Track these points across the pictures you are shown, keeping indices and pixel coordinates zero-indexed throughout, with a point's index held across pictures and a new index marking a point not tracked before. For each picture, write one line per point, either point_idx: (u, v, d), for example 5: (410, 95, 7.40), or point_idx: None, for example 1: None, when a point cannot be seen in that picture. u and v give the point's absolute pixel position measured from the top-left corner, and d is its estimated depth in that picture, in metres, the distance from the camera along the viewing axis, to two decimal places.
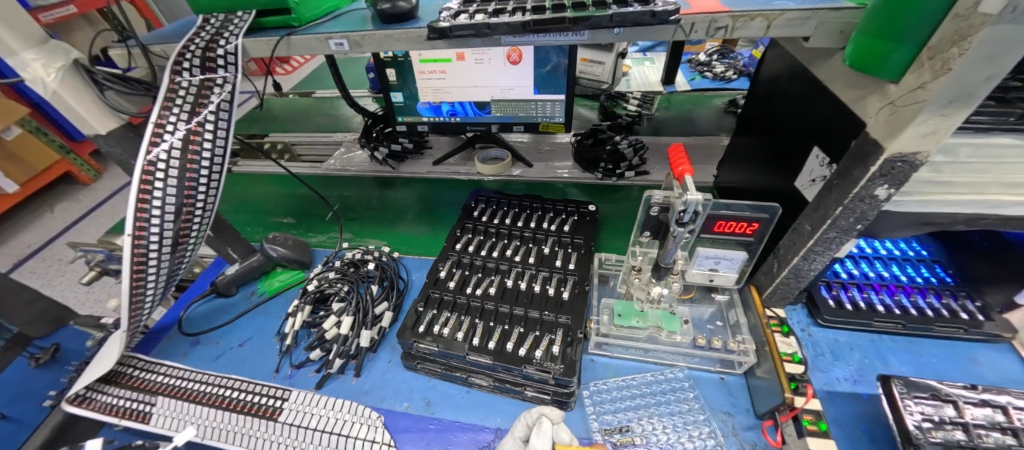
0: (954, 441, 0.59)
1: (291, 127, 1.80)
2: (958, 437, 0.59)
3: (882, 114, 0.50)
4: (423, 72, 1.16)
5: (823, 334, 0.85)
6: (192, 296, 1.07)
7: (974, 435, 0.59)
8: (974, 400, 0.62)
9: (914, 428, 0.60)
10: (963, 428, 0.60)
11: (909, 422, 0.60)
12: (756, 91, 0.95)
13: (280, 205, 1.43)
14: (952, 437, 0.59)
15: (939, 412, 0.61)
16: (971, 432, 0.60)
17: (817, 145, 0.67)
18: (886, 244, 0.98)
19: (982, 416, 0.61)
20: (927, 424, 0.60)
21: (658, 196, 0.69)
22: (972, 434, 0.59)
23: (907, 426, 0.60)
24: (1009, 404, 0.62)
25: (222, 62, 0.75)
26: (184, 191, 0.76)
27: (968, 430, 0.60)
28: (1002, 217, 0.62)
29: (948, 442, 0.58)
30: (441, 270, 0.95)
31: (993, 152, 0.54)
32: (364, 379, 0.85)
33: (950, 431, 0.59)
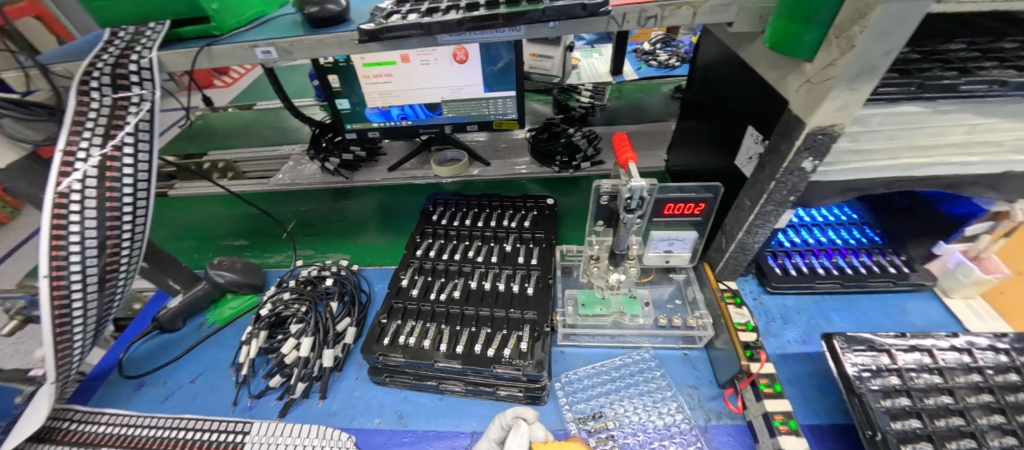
0: (891, 386, 0.64)
1: (232, 143, 1.69)
2: (894, 382, 0.64)
3: (801, 91, 0.54)
4: (368, 76, 1.12)
5: (773, 300, 0.90)
6: (132, 335, 0.98)
7: (907, 379, 0.65)
8: (904, 347, 0.68)
9: (856, 378, 0.65)
10: (897, 373, 0.66)
11: (851, 373, 0.65)
12: (695, 76, 0.99)
13: (227, 228, 1.34)
14: (888, 382, 0.64)
15: (876, 362, 0.67)
16: (904, 376, 0.65)
17: (751, 124, 0.71)
18: (822, 211, 1.05)
19: (912, 360, 0.67)
20: (866, 374, 0.65)
21: (606, 185, 0.71)
22: (905, 377, 0.65)
23: (850, 377, 0.65)
24: (933, 347, 0.69)
25: (136, 79, 0.69)
26: (106, 221, 0.69)
27: (902, 374, 0.65)
28: (914, 178, 0.68)
29: (885, 388, 0.64)
30: (403, 278, 0.92)
31: (899, 119, 0.59)
32: (331, 400, 0.81)
33: (887, 377, 0.65)
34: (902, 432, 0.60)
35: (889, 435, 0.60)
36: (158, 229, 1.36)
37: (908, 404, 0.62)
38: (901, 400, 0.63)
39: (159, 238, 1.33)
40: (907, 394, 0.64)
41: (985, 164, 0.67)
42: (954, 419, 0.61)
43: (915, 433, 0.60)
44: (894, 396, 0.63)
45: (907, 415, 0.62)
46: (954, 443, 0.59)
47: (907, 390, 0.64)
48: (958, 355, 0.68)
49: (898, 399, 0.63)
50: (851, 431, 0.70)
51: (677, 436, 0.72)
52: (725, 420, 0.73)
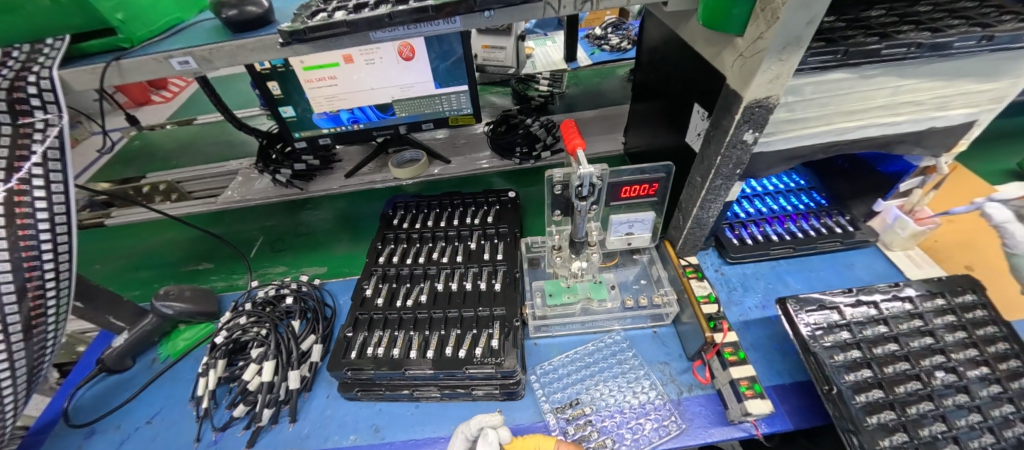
0: (842, 340, 0.67)
1: (174, 162, 1.58)
2: (844, 336, 0.68)
3: (736, 66, 0.55)
4: (310, 80, 1.06)
5: (733, 270, 0.93)
6: (75, 382, 0.90)
7: (856, 332, 0.68)
8: (852, 302, 0.72)
9: (809, 336, 0.68)
10: (847, 327, 0.69)
11: (806, 333, 0.68)
12: (642, 58, 1.00)
13: (177, 253, 1.25)
14: (839, 337, 0.68)
15: (828, 319, 0.70)
16: (854, 329, 0.69)
17: (696, 102, 0.72)
18: (773, 180, 1.10)
19: (859, 313, 0.71)
20: (820, 332, 0.68)
21: (557, 175, 0.71)
22: (855, 330, 0.69)
23: (804, 337, 0.68)
24: (879, 299, 0.73)
25: (39, 103, 0.62)
26: (23, 263, 0.62)
27: (851, 328, 0.69)
28: (848, 142, 0.71)
29: (837, 343, 0.67)
30: (366, 288, 0.89)
31: (830, 87, 0.61)
32: (302, 422, 0.78)
33: (838, 333, 0.68)
34: (854, 382, 0.63)
35: (843, 386, 0.63)
36: (97, 261, 1.26)
37: (858, 356, 0.66)
38: (853, 353, 0.66)
39: (101, 272, 1.23)
40: (857, 346, 0.67)
41: (910, 123, 0.71)
42: (900, 364, 0.66)
43: (866, 382, 0.64)
44: (846, 350, 0.67)
45: (859, 367, 0.65)
46: (901, 386, 0.63)
47: (857, 342, 0.68)
48: (900, 303, 0.73)
49: (849, 352, 0.66)
50: (812, 386, 0.74)
51: (652, 412, 0.73)
52: (697, 391, 0.75)
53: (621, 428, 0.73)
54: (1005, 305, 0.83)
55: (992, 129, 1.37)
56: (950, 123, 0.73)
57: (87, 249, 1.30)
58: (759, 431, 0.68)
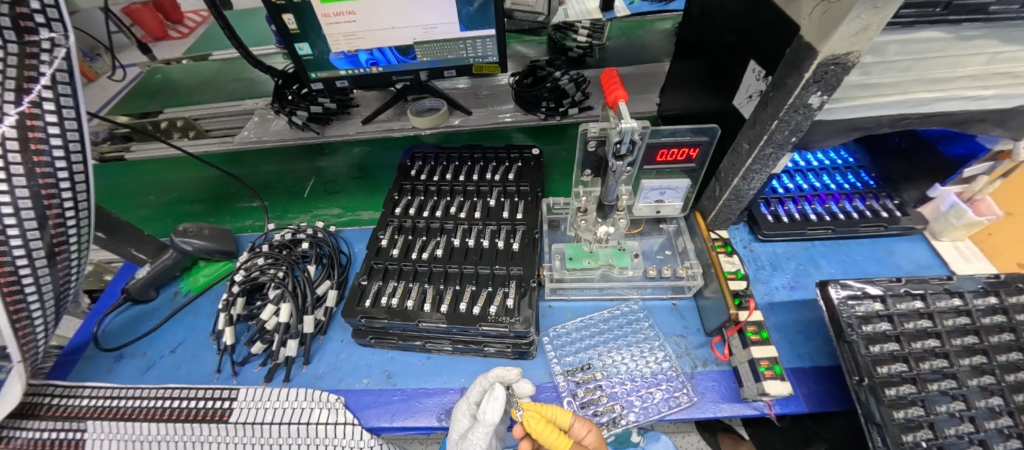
0: (880, 332, 0.64)
1: (192, 98, 1.55)
2: (884, 328, 0.64)
3: (816, 13, 0.48)
4: (328, 15, 0.99)
5: (763, 247, 0.89)
6: (104, 308, 0.94)
7: (897, 324, 0.64)
8: (897, 293, 0.67)
9: (846, 325, 0.64)
10: (888, 318, 0.65)
11: (843, 320, 0.64)
12: (693, 7, 0.89)
13: (213, 192, 1.25)
14: (879, 327, 0.64)
15: (868, 309, 0.65)
16: (895, 321, 0.65)
17: (753, 59, 0.64)
18: (818, 156, 1.02)
19: (904, 304, 0.66)
20: (860, 321, 0.64)
21: (593, 129, 0.66)
22: (896, 321, 0.65)
23: (842, 324, 0.64)
24: (927, 291, 0.68)
25: (43, 20, 0.60)
26: (41, 190, 0.61)
27: (893, 319, 0.65)
28: (921, 116, 0.63)
29: (875, 334, 0.63)
30: (382, 238, 0.87)
31: (918, 48, 0.53)
32: (317, 364, 0.80)
33: (878, 323, 0.64)
34: (888, 373, 0.61)
35: (874, 379, 0.60)
36: (153, 192, 1.30)
37: (895, 349, 0.62)
38: (889, 345, 0.63)
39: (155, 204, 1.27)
40: (895, 339, 0.64)
41: (1001, 99, 0.62)
42: (938, 362, 0.62)
43: (898, 375, 0.61)
44: (883, 342, 0.63)
45: (894, 360, 0.62)
46: (935, 384, 0.61)
47: (897, 334, 0.64)
48: (949, 298, 0.67)
49: (885, 344, 0.63)
50: (833, 372, 0.71)
51: (664, 383, 0.73)
52: (712, 367, 0.73)
53: (630, 396, 0.73)
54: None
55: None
56: None
57: (129, 184, 1.33)
58: (773, 411, 0.67)
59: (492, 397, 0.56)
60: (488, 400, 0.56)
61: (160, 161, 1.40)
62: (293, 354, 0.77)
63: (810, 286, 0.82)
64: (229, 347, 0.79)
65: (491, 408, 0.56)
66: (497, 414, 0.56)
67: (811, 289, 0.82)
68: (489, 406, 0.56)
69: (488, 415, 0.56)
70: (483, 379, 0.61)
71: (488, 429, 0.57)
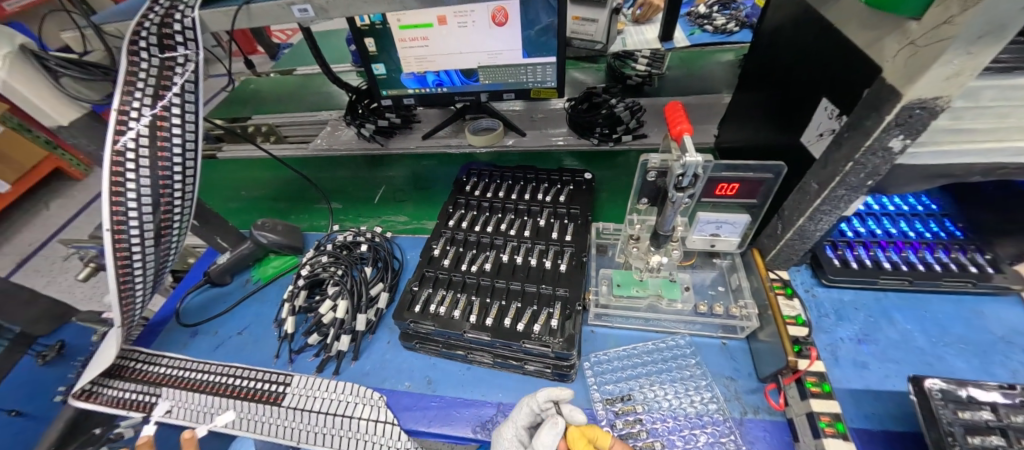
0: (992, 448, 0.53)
1: (278, 107, 1.72)
2: (998, 444, 0.54)
3: (901, 56, 0.46)
4: (405, 40, 1.08)
5: (827, 293, 0.83)
6: (187, 288, 1.05)
7: (1014, 441, 0.54)
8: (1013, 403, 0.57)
9: (947, 436, 0.55)
10: (1002, 432, 0.55)
11: (943, 426, 0.55)
12: (760, 43, 0.88)
13: (289, 191, 1.36)
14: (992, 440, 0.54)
15: (976, 416, 0.56)
16: (1010, 437, 0.54)
17: (825, 96, 0.62)
18: (895, 200, 0.95)
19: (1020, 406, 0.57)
20: (964, 430, 0.55)
21: (654, 160, 0.66)
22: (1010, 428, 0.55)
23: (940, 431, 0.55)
24: None
25: (181, 39, 0.70)
26: (159, 180, 0.71)
27: (1008, 434, 0.55)
28: (1022, 165, 0.58)
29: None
30: (434, 248, 0.92)
31: (1019, 94, 0.49)
32: (364, 361, 0.84)
33: (988, 436, 0.54)
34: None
35: None
36: (245, 187, 1.42)
37: None
38: None
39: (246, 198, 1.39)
40: None
41: None
42: None
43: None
44: None
45: None
46: None
47: None
48: None
49: None
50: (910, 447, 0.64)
51: (709, 426, 0.69)
52: (763, 415, 0.69)
53: (673, 434, 0.69)
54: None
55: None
56: None
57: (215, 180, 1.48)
58: None
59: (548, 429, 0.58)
60: (547, 428, 0.58)
61: (251, 160, 1.53)
62: (344, 349, 0.82)
63: (881, 341, 0.76)
64: (289, 335, 0.86)
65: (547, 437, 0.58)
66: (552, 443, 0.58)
67: (883, 345, 0.75)
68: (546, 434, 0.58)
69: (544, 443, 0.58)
70: (535, 399, 0.62)
71: None
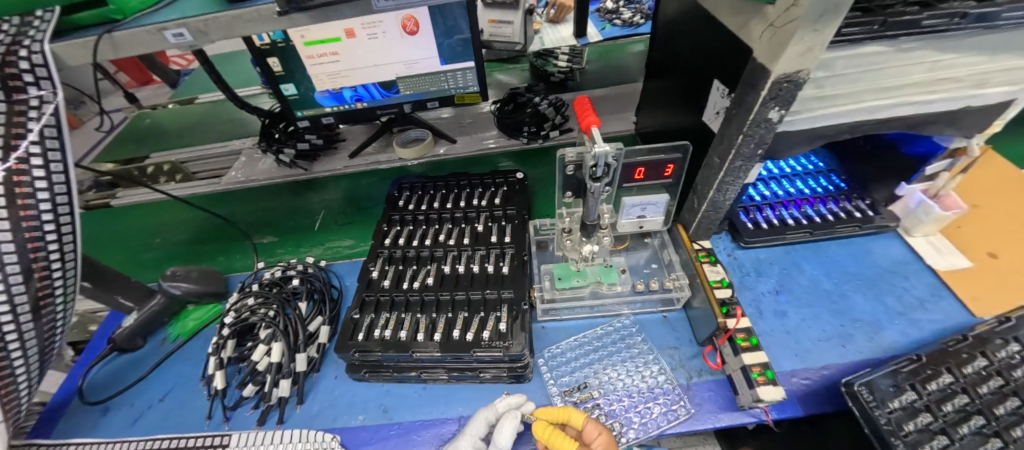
0: (925, 426, 0.62)
1: (179, 142, 1.56)
2: (928, 420, 0.62)
3: (765, 36, 0.51)
4: (312, 56, 1.02)
5: (746, 254, 0.91)
6: (89, 360, 0.91)
7: (938, 411, 0.63)
8: (925, 377, 0.66)
9: (888, 433, 0.61)
10: (926, 408, 0.64)
11: (884, 427, 0.61)
12: (658, 32, 0.94)
13: (206, 233, 1.24)
14: (921, 422, 0.62)
15: (905, 400, 0.64)
16: (934, 409, 0.63)
17: (716, 77, 0.68)
18: (790, 162, 1.06)
19: (927, 375, 0.66)
20: (899, 418, 0.62)
21: (570, 154, 0.68)
22: (922, 391, 0.65)
23: (884, 433, 0.61)
24: (956, 363, 0.68)
25: (32, 79, 0.58)
26: (27, 244, 0.61)
27: (932, 408, 0.63)
28: (876, 121, 0.68)
29: (920, 429, 0.61)
30: (372, 270, 0.88)
31: (863, 61, 0.57)
32: (311, 403, 0.78)
33: (920, 417, 0.62)
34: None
35: None
36: (160, 233, 1.28)
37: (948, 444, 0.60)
38: (941, 441, 0.61)
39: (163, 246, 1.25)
40: (943, 432, 0.62)
41: (944, 102, 0.66)
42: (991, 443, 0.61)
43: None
44: (932, 437, 0.61)
45: None
46: None
47: (942, 425, 0.62)
48: (977, 362, 0.68)
49: (937, 441, 0.60)
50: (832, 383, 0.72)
51: (661, 397, 0.73)
52: (706, 377, 0.74)
53: (629, 412, 0.73)
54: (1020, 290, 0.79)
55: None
56: (987, 102, 0.69)
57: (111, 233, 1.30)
58: (770, 417, 0.68)
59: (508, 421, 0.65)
60: (508, 422, 0.65)
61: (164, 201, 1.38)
62: (286, 395, 0.76)
63: (796, 290, 0.84)
64: (219, 392, 0.78)
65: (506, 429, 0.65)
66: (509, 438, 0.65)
67: (798, 294, 0.84)
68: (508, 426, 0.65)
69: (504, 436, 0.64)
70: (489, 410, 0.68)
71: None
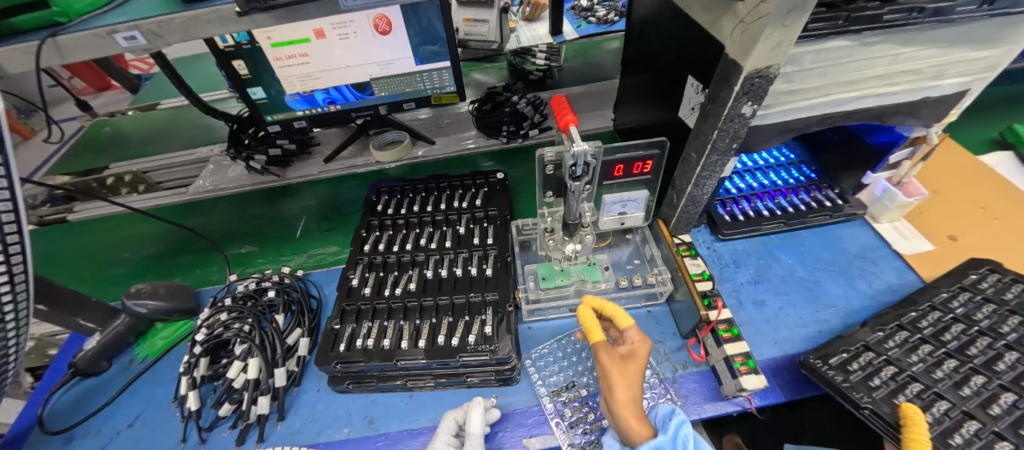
0: (889, 379, 0.66)
1: (141, 151, 1.48)
2: (892, 373, 0.66)
3: (737, 32, 0.52)
4: (280, 58, 0.98)
5: (725, 246, 0.93)
6: (48, 387, 0.86)
7: (901, 363, 0.67)
8: (877, 334, 0.71)
9: (851, 390, 0.64)
10: (891, 362, 0.67)
11: (848, 388, 0.65)
12: (633, 28, 0.95)
13: (173, 246, 1.18)
14: (886, 376, 0.66)
15: (861, 360, 0.68)
16: (898, 362, 0.67)
17: (690, 73, 0.69)
18: (763, 155, 1.09)
19: (880, 333, 0.72)
20: (861, 376, 0.66)
21: (549, 153, 0.68)
22: (880, 347, 0.69)
23: (849, 393, 0.64)
24: (904, 318, 0.73)
25: None
26: None
27: (895, 361, 0.67)
28: (844, 113, 0.70)
29: (887, 383, 0.65)
30: (352, 277, 0.86)
31: (829, 55, 0.58)
32: (292, 418, 0.76)
33: (881, 372, 0.66)
34: (933, 413, 0.62)
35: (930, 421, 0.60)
36: (128, 247, 1.21)
37: (920, 389, 0.64)
38: (913, 387, 0.64)
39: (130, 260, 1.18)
40: (913, 378, 0.65)
41: (905, 93, 0.69)
42: (962, 377, 0.65)
43: (939, 406, 0.62)
44: (901, 386, 0.65)
45: (925, 398, 0.63)
46: (974, 396, 0.63)
47: (908, 373, 0.66)
48: (925, 313, 0.74)
49: (905, 389, 0.64)
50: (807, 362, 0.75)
51: (648, 391, 0.74)
52: (691, 369, 0.75)
53: None
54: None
55: (988, 97, 1.32)
56: (943, 93, 0.72)
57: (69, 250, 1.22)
58: (753, 404, 0.69)
59: (475, 408, 0.68)
60: (475, 411, 0.67)
61: (130, 213, 1.31)
62: (266, 412, 0.73)
63: (773, 279, 0.87)
64: (194, 413, 0.74)
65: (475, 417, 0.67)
66: (479, 424, 0.66)
67: (775, 282, 0.86)
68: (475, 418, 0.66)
69: (474, 425, 0.66)
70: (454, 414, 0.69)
71: (477, 441, 0.64)
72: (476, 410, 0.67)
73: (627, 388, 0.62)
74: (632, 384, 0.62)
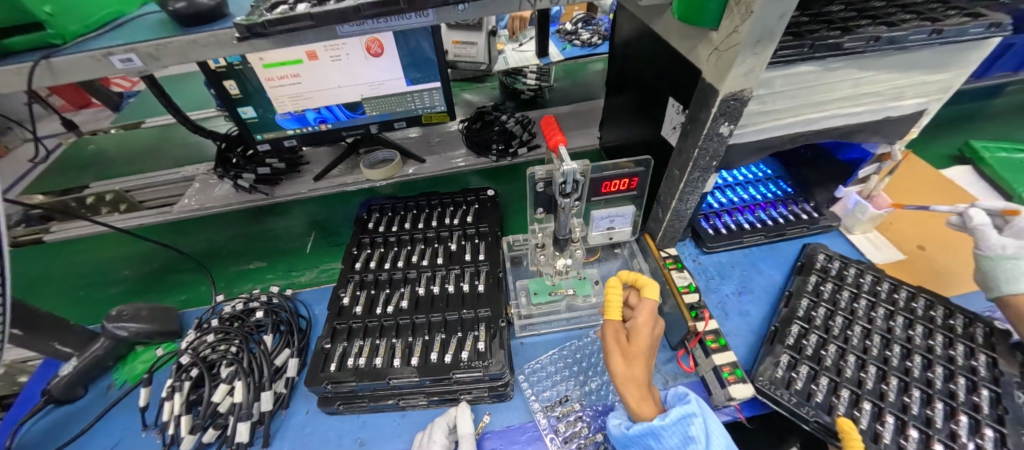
0: (803, 378, 0.71)
1: (123, 170, 1.45)
2: (807, 371, 0.72)
3: (712, 59, 0.55)
4: (272, 78, 0.99)
5: (709, 259, 0.96)
6: (18, 416, 0.82)
7: (815, 362, 0.73)
8: (793, 334, 0.77)
9: (799, 406, 0.68)
10: (807, 362, 0.73)
11: (795, 403, 0.68)
12: (616, 52, 0.99)
13: (155, 266, 1.16)
14: (805, 378, 0.71)
15: (783, 364, 0.73)
16: (813, 362, 0.73)
17: (670, 95, 0.72)
18: (742, 171, 1.13)
19: (790, 332, 0.78)
20: (784, 379, 0.71)
21: (540, 172, 0.70)
22: (795, 350, 0.75)
23: (796, 408, 0.67)
24: (808, 313, 0.80)
25: None
26: None
27: (809, 361, 0.73)
28: (814, 132, 0.74)
29: (806, 384, 0.70)
30: (343, 296, 0.86)
31: (797, 80, 0.63)
32: (280, 442, 0.74)
33: (799, 370, 0.72)
34: (852, 409, 0.67)
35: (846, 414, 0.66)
36: (108, 268, 1.17)
37: (832, 383, 0.70)
38: (824, 380, 0.70)
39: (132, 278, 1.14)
40: (824, 373, 0.71)
41: (868, 114, 0.74)
42: (859, 363, 0.73)
43: (852, 400, 0.68)
44: (816, 383, 0.70)
45: (839, 392, 0.69)
46: (869, 378, 0.70)
47: (819, 369, 0.72)
48: (821, 306, 0.82)
49: (820, 385, 0.70)
50: None
51: None
52: (681, 380, 0.76)
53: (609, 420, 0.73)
54: (943, 283, 0.89)
55: (945, 117, 1.41)
56: (903, 113, 0.77)
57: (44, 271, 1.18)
58: (742, 414, 0.71)
59: (463, 411, 0.71)
60: (463, 413, 0.70)
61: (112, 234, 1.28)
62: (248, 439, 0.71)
63: (756, 289, 0.89)
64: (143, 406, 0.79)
65: (463, 417, 0.70)
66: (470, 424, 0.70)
67: (758, 293, 0.89)
68: (464, 418, 0.70)
69: (464, 424, 0.69)
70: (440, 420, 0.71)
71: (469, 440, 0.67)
72: (464, 412, 0.70)
73: (636, 367, 0.65)
74: (639, 363, 0.65)
